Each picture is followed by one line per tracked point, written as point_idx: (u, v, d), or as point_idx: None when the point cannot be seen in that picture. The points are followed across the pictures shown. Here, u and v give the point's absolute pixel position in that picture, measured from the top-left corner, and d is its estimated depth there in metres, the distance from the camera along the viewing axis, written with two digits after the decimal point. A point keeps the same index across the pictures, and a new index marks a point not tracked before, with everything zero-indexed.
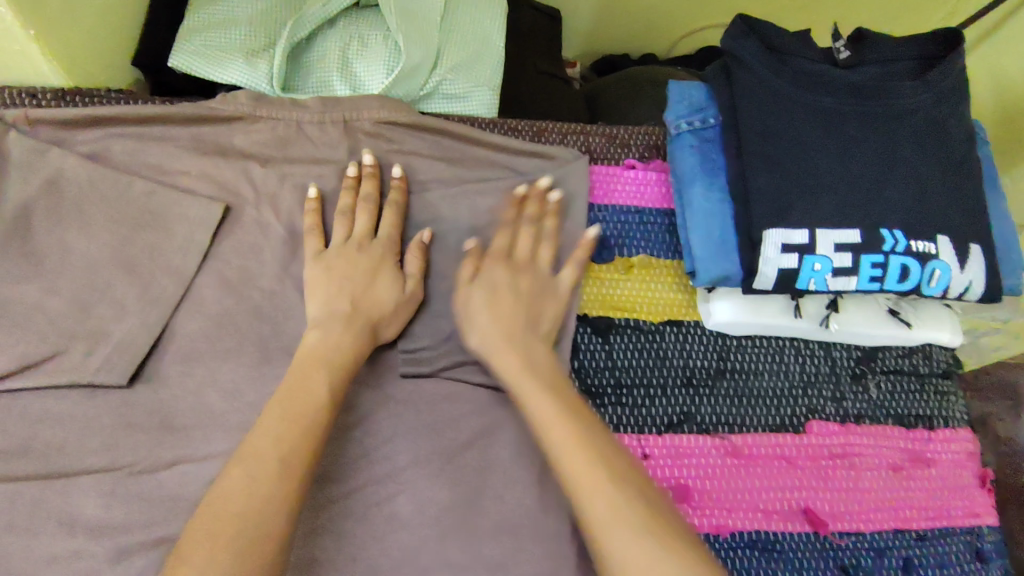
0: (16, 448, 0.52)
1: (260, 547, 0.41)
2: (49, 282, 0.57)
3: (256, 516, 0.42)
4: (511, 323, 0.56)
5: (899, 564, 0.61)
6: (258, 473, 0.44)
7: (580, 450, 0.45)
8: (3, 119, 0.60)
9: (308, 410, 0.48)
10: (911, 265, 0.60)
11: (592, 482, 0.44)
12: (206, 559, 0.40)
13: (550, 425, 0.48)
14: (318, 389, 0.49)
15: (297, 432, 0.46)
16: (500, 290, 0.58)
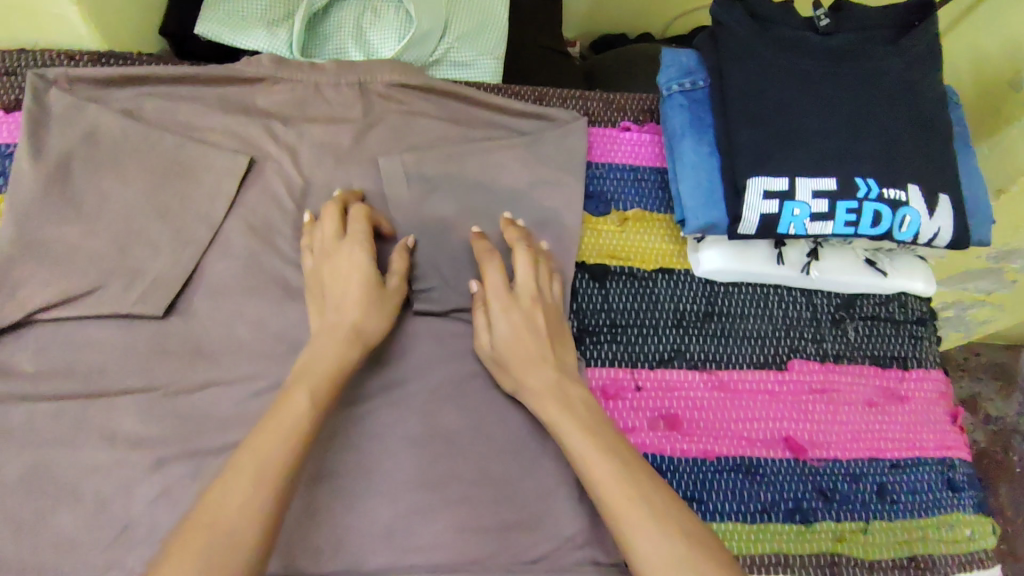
0: (62, 370, 0.57)
1: (233, 553, 0.42)
2: (89, 224, 0.62)
3: (229, 527, 0.42)
4: (539, 366, 0.57)
5: (875, 488, 0.66)
6: (233, 486, 0.44)
7: (623, 491, 0.48)
8: (45, 77, 0.65)
9: (286, 435, 0.47)
10: (883, 211, 0.65)
11: (636, 524, 0.46)
12: (187, 554, 0.40)
13: (591, 461, 0.50)
14: (299, 410, 0.49)
15: (274, 456, 0.46)
16: (518, 329, 0.58)
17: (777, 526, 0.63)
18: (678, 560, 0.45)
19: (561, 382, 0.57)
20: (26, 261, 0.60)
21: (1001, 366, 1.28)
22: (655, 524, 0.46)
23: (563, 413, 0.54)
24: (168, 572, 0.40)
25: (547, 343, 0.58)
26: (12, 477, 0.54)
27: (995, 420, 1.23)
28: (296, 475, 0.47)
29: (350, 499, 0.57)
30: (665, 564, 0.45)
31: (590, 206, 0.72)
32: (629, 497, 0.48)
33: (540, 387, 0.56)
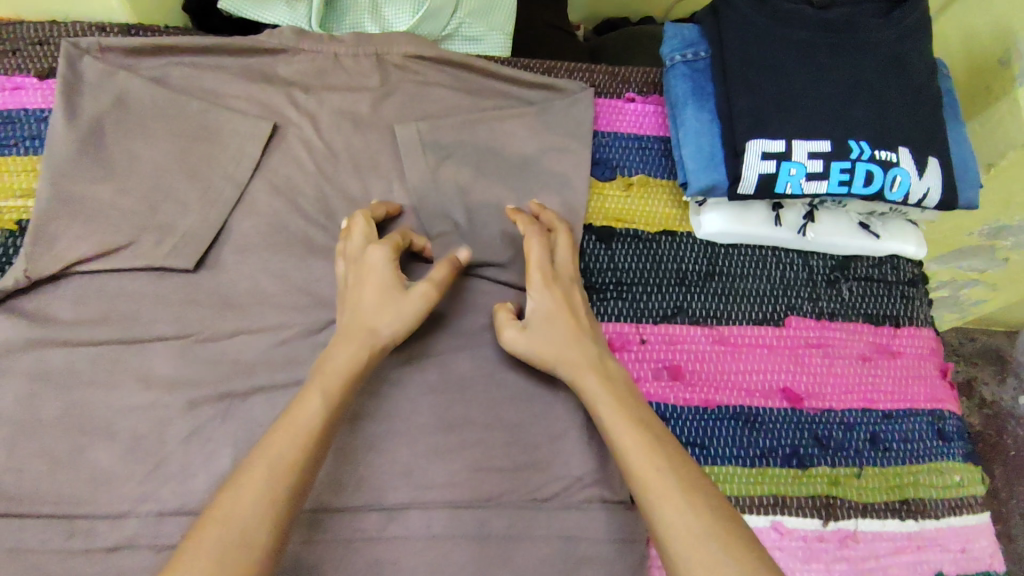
0: (98, 318, 0.61)
1: (243, 554, 0.43)
2: (121, 183, 0.65)
3: (239, 527, 0.44)
4: (579, 337, 0.59)
5: (869, 436, 0.69)
6: (246, 483, 0.46)
7: (651, 462, 0.50)
8: (78, 46, 0.67)
9: (297, 442, 0.48)
10: (875, 171, 0.68)
11: (662, 492, 0.48)
12: (198, 552, 0.42)
13: (622, 432, 0.52)
14: (310, 417, 0.49)
15: (286, 462, 0.47)
16: (559, 303, 0.61)
17: (774, 470, 0.66)
18: (700, 529, 0.46)
19: (598, 358, 0.58)
20: (61, 216, 0.63)
21: (998, 351, 1.28)
22: (679, 493, 0.48)
23: (598, 383, 0.56)
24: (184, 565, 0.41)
25: (583, 320, 0.61)
26: (52, 415, 0.57)
27: (990, 405, 1.24)
28: (308, 480, 0.48)
29: (371, 439, 0.60)
30: (687, 531, 0.46)
31: (597, 171, 0.75)
32: (656, 467, 0.50)
33: (578, 357, 0.58)
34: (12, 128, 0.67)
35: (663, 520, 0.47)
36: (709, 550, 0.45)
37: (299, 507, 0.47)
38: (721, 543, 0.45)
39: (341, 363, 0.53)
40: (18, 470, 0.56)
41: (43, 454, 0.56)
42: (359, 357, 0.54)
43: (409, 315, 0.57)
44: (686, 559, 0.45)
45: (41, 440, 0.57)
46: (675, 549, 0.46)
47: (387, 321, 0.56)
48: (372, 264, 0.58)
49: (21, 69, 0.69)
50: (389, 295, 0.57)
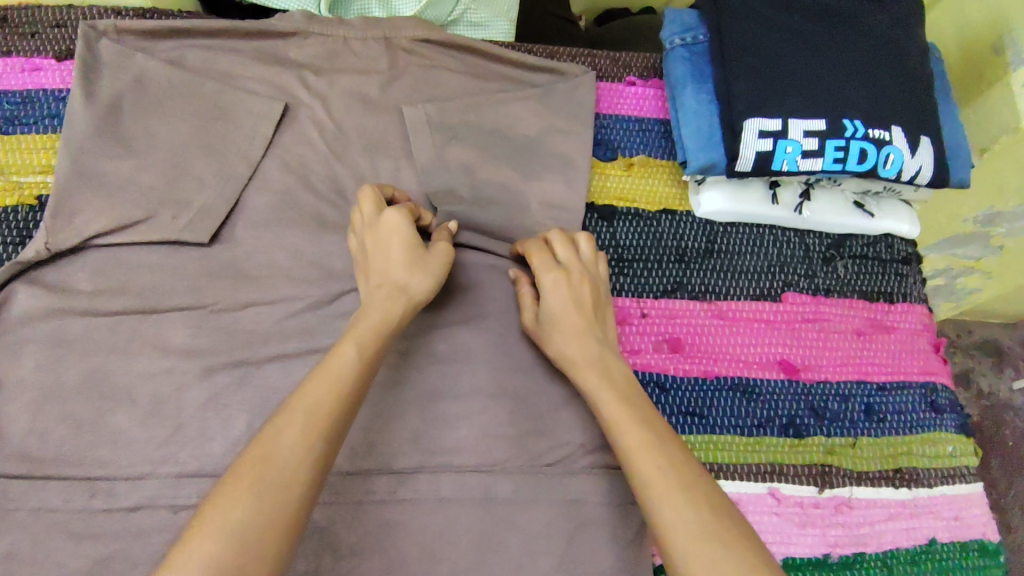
0: (117, 288, 0.63)
1: (279, 493, 0.45)
2: (139, 160, 0.67)
3: (279, 466, 0.46)
4: (582, 337, 0.60)
5: (864, 408, 0.71)
6: (284, 425, 0.48)
7: (652, 460, 0.51)
8: (96, 28, 0.70)
9: (332, 392, 0.50)
10: (869, 148, 0.70)
11: (663, 492, 0.49)
12: (238, 487, 0.45)
13: (626, 430, 0.53)
14: (344, 367, 0.52)
15: (321, 411, 0.49)
16: (563, 301, 0.61)
17: (771, 439, 0.68)
18: (699, 532, 0.47)
19: (603, 356, 0.59)
20: (81, 191, 0.64)
21: (994, 343, 1.30)
22: (679, 493, 0.49)
23: (601, 382, 0.57)
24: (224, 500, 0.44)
25: (591, 315, 0.61)
26: (74, 380, 0.59)
27: (987, 396, 1.26)
28: (344, 428, 0.50)
29: (381, 406, 0.62)
30: (686, 534, 0.47)
31: (599, 152, 0.77)
32: (657, 466, 0.50)
33: (582, 357, 0.60)
34: (31, 107, 0.69)
35: (663, 521, 0.48)
36: (710, 556, 0.46)
37: (335, 453, 0.49)
38: (722, 548, 0.46)
39: (380, 321, 0.56)
40: (42, 433, 0.58)
41: (65, 418, 0.58)
42: (399, 313, 0.57)
43: (437, 271, 0.61)
44: (686, 561, 0.46)
45: (64, 404, 0.59)
46: (675, 552, 0.47)
47: (419, 279, 0.59)
48: (392, 225, 0.60)
49: (40, 51, 0.71)
50: (418, 255, 0.60)
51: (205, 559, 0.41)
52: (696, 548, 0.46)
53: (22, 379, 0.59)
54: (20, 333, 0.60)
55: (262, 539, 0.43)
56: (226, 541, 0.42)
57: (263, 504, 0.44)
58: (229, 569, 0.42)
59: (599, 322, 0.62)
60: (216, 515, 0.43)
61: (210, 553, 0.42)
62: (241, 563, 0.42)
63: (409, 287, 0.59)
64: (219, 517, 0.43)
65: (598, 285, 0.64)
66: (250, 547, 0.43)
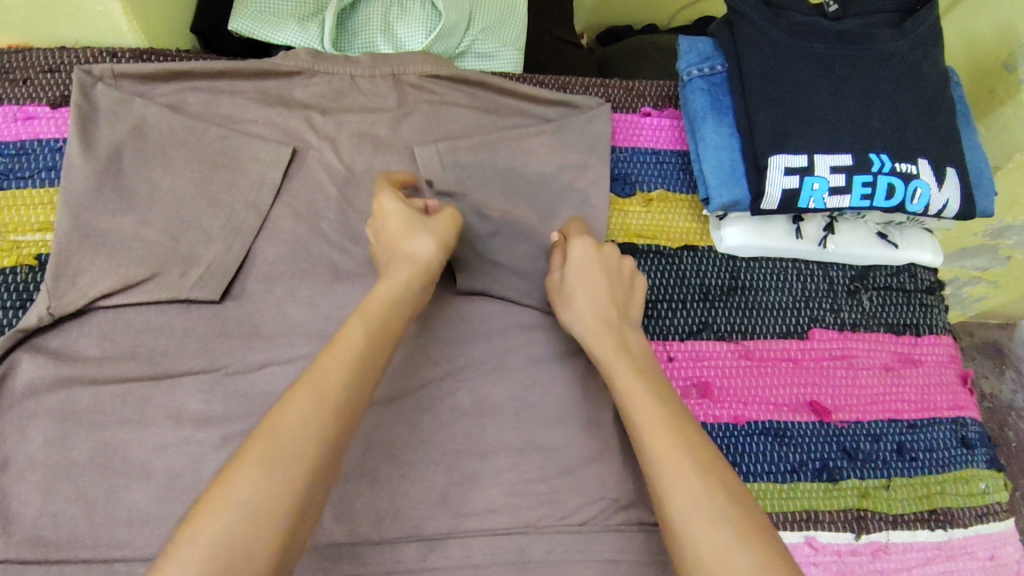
0: (125, 354, 0.60)
1: (290, 470, 0.43)
2: (142, 214, 0.64)
3: (289, 438, 0.44)
4: (601, 300, 0.60)
5: (895, 447, 0.70)
6: (293, 401, 0.45)
7: (665, 435, 0.50)
8: (92, 74, 0.66)
9: (342, 366, 0.48)
10: (896, 184, 0.68)
11: (674, 465, 0.48)
12: (246, 463, 0.43)
13: (642, 408, 0.52)
14: (353, 344, 0.49)
15: (330, 387, 0.46)
16: (590, 263, 0.62)
17: (805, 485, 0.66)
18: (708, 508, 0.46)
19: (619, 326, 0.59)
20: (83, 250, 0.61)
21: (997, 345, 1.28)
22: (698, 479, 0.48)
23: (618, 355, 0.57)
24: (235, 475, 0.42)
25: (612, 285, 0.61)
26: (84, 455, 0.57)
27: (990, 398, 1.23)
28: (356, 403, 0.48)
29: (406, 468, 0.60)
30: (694, 511, 0.46)
31: (617, 187, 0.74)
32: (672, 442, 0.49)
33: (597, 319, 0.59)
34: (28, 161, 0.66)
35: (676, 498, 0.47)
36: (722, 537, 0.45)
37: (349, 429, 0.47)
38: (733, 527, 0.45)
39: (389, 293, 0.54)
40: (53, 514, 0.55)
41: (77, 497, 0.56)
42: (405, 276, 0.55)
43: (444, 233, 0.59)
44: (693, 540, 0.45)
45: (75, 482, 0.56)
46: (684, 532, 0.46)
47: (424, 240, 0.57)
48: (383, 208, 0.59)
49: (34, 98, 0.68)
50: (417, 219, 0.58)
51: (216, 535, 0.40)
52: (706, 527, 0.45)
53: (30, 457, 0.56)
54: (25, 407, 0.58)
55: (270, 513, 0.41)
56: (234, 516, 0.41)
57: (273, 481, 0.42)
58: (238, 543, 0.40)
59: (621, 293, 0.62)
60: (224, 489, 0.42)
61: (219, 530, 0.40)
62: (253, 539, 0.40)
63: (415, 250, 0.57)
64: (227, 493, 0.41)
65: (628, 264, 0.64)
66: (259, 521, 0.41)
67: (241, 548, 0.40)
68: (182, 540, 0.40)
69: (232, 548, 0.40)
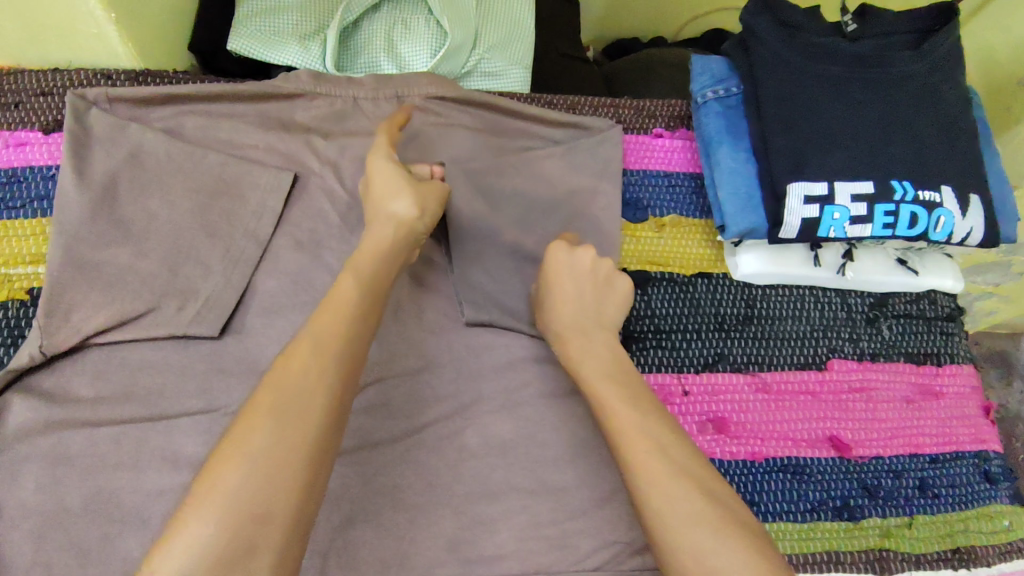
0: (120, 394, 0.58)
1: (299, 417, 0.40)
2: (138, 245, 0.61)
3: (294, 387, 0.41)
4: (568, 303, 0.58)
5: (917, 484, 0.68)
6: (296, 352, 0.43)
7: (636, 434, 0.47)
8: (86, 98, 0.64)
9: (339, 319, 0.46)
10: (919, 213, 0.66)
11: (647, 466, 0.45)
12: (253, 416, 0.40)
13: (614, 408, 0.49)
14: (346, 297, 0.47)
15: (331, 338, 0.44)
16: (559, 268, 0.60)
17: (826, 524, 0.65)
18: (685, 510, 0.43)
19: (588, 327, 0.57)
20: (77, 284, 0.59)
21: (1002, 352, 1.18)
22: (671, 478, 0.45)
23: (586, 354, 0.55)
24: (243, 432, 0.39)
25: (584, 287, 0.59)
26: (79, 502, 0.54)
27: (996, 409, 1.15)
28: (356, 354, 0.46)
29: (413, 512, 0.57)
30: (671, 516, 0.43)
31: (629, 213, 0.72)
32: (644, 442, 0.46)
33: (564, 322, 0.58)
34: (19, 190, 0.64)
35: (651, 501, 0.44)
36: (699, 538, 0.42)
37: (354, 378, 0.45)
38: (711, 526, 0.43)
39: (374, 249, 0.52)
40: (46, 563, 0.53)
41: (72, 545, 0.53)
42: (389, 233, 0.54)
43: (429, 204, 0.58)
44: (671, 542, 0.43)
45: (69, 530, 0.54)
46: (662, 533, 0.44)
47: (409, 203, 0.56)
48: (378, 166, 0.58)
49: (25, 123, 0.65)
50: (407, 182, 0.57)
51: (232, 489, 0.37)
52: (685, 529, 0.43)
53: (23, 504, 0.54)
54: (17, 451, 0.55)
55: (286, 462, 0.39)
56: (250, 467, 0.38)
57: (286, 430, 0.40)
58: (253, 495, 0.38)
59: (596, 294, 0.60)
60: (235, 442, 0.39)
61: (236, 481, 0.38)
62: (270, 487, 0.38)
63: (398, 211, 0.55)
64: (239, 445, 0.39)
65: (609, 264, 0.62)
66: (277, 469, 0.39)
67: (260, 497, 0.38)
68: (197, 499, 0.38)
69: (251, 500, 0.37)
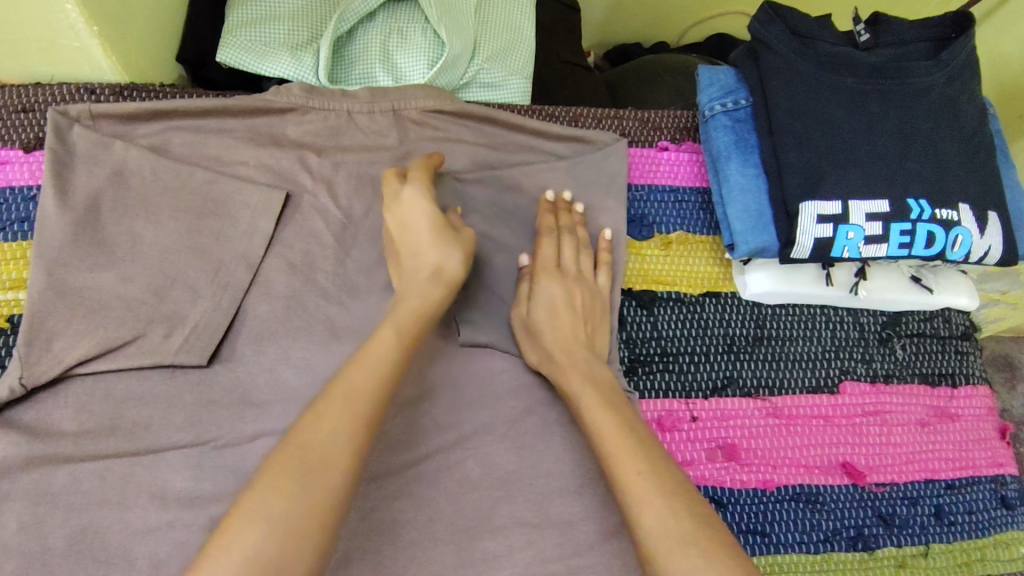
0: (104, 427, 0.55)
1: (321, 483, 0.42)
2: (123, 269, 0.58)
3: (320, 450, 0.43)
4: (570, 340, 0.58)
5: (932, 511, 0.67)
6: (326, 410, 0.44)
7: (631, 459, 0.47)
8: (67, 114, 0.61)
9: (372, 377, 0.47)
10: (936, 232, 0.64)
11: (639, 489, 0.45)
12: (277, 479, 0.41)
13: (605, 433, 0.50)
14: (382, 352, 0.48)
15: (360, 397, 0.45)
16: (556, 306, 0.60)
17: (839, 555, 0.63)
18: (678, 534, 0.43)
19: (591, 363, 0.57)
20: (59, 311, 0.56)
21: (1007, 357, 1.07)
22: (660, 499, 0.44)
23: (584, 385, 0.55)
24: (263, 493, 0.41)
25: (582, 323, 0.60)
26: (61, 543, 0.52)
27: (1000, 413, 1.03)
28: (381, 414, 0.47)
29: (412, 549, 0.55)
30: (663, 537, 0.43)
31: (634, 230, 0.69)
32: (640, 467, 0.46)
33: (566, 360, 0.57)
34: None
35: (643, 524, 0.44)
36: (690, 559, 0.41)
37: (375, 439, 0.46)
38: (700, 549, 0.42)
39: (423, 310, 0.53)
40: None
41: None
42: (439, 293, 0.54)
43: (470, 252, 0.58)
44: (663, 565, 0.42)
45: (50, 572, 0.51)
46: (653, 556, 0.43)
47: (456, 259, 0.56)
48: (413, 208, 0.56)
49: (6, 141, 0.63)
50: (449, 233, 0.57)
51: (246, 553, 0.39)
52: (672, 552, 0.42)
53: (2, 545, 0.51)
54: None
55: (303, 529, 0.40)
56: (265, 532, 0.39)
57: (303, 495, 0.41)
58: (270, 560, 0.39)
59: (589, 332, 0.60)
60: (249, 505, 0.40)
61: (253, 544, 0.39)
62: (284, 552, 0.39)
63: (444, 267, 0.55)
64: (254, 509, 0.40)
65: (596, 294, 0.62)
66: (293, 536, 0.40)
67: (273, 561, 0.39)
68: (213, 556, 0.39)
69: (264, 562, 0.38)
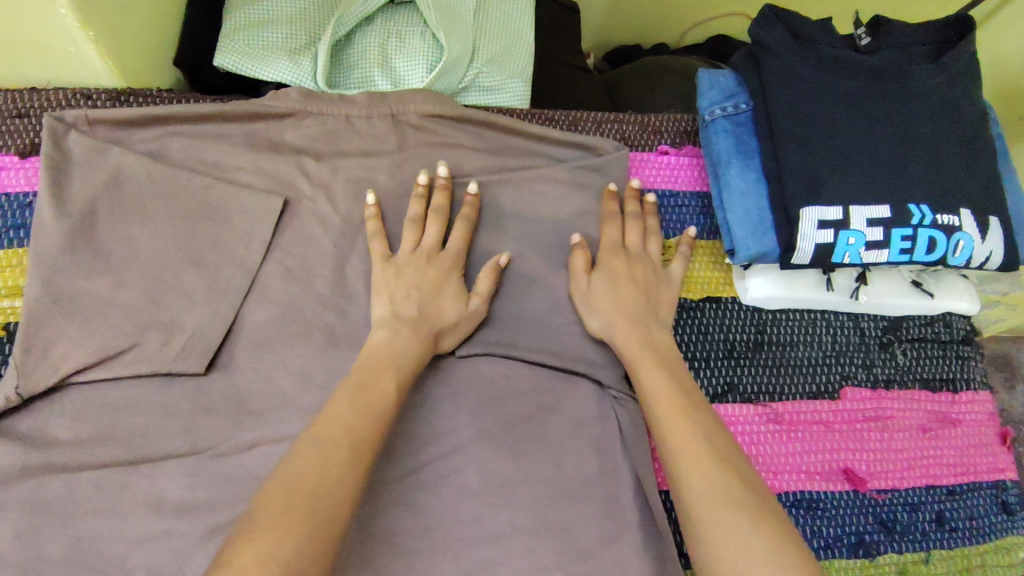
0: (98, 436, 0.55)
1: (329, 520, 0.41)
2: (119, 275, 0.58)
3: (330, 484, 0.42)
4: (630, 307, 0.60)
5: (933, 517, 0.67)
6: (329, 441, 0.45)
7: (684, 420, 0.50)
8: (62, 120, 0.60)
9: (369, 416, 0.48)
10: (937, 237, 0.64)
11: (690, 453, 0.48)
12: (286, 519, 0.40)
13: (661, 400, 0.52)
14: (384, 402, 0.50)
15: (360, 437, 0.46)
16: (619, 277, 0.61)
17: (840, 562, 0.64)
18: (723, 495, 0.45)
19: (650, 330, 0.59)
20: (55, 318, 0.56)
21: (1007, 357, 1.07)
22: (710, 463, 0.47)
23: (643, 352, 0.57)
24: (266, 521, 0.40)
25: (647, 296, 0.61)
26: (57, 551, 0.52)
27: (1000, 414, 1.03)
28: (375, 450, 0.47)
29: (411, 558, 0.55)
30: (707, 498, 0.45)
31: None
32: (691, 430, 0.49)
33: (628, 323, 0.59)
34: None
35: (691, 487, 0.46)
36: (732, 517, 0.44)
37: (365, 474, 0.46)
38: (746, 513, 0.44)
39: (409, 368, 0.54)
40: None
41: None
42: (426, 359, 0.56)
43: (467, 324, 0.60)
44: (706, 522, 0.44)
45: None
46: (698, 514, 0.45)
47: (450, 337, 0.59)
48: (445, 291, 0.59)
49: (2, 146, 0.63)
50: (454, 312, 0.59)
51: None
52: (718, 510, 0.44)
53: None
54: None
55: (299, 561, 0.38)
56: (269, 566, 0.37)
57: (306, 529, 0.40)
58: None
59: (652, 306, 0.61)
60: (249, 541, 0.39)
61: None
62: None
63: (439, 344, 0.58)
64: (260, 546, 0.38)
65: (661, 273, 0.64)
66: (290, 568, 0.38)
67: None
68: None
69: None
